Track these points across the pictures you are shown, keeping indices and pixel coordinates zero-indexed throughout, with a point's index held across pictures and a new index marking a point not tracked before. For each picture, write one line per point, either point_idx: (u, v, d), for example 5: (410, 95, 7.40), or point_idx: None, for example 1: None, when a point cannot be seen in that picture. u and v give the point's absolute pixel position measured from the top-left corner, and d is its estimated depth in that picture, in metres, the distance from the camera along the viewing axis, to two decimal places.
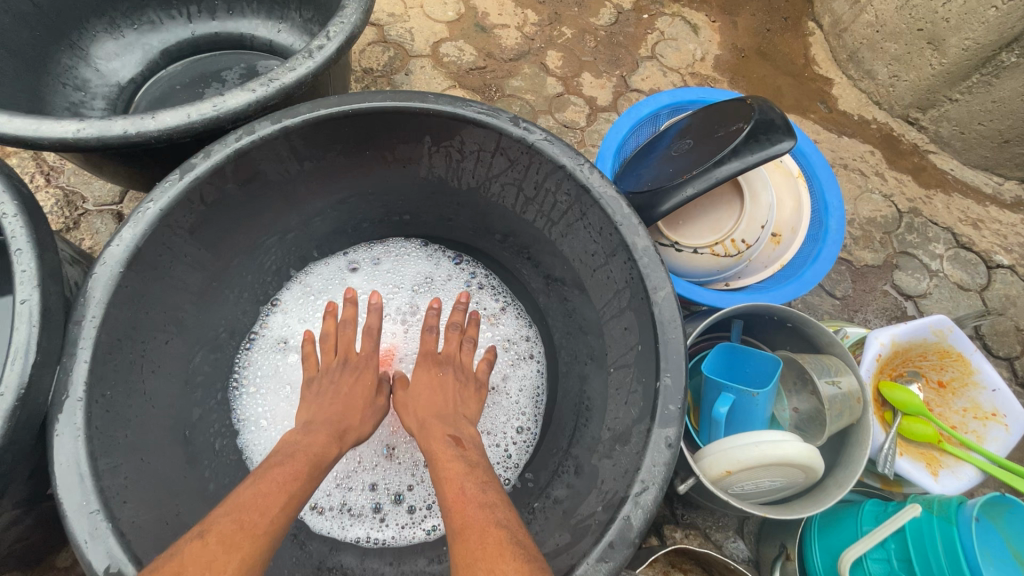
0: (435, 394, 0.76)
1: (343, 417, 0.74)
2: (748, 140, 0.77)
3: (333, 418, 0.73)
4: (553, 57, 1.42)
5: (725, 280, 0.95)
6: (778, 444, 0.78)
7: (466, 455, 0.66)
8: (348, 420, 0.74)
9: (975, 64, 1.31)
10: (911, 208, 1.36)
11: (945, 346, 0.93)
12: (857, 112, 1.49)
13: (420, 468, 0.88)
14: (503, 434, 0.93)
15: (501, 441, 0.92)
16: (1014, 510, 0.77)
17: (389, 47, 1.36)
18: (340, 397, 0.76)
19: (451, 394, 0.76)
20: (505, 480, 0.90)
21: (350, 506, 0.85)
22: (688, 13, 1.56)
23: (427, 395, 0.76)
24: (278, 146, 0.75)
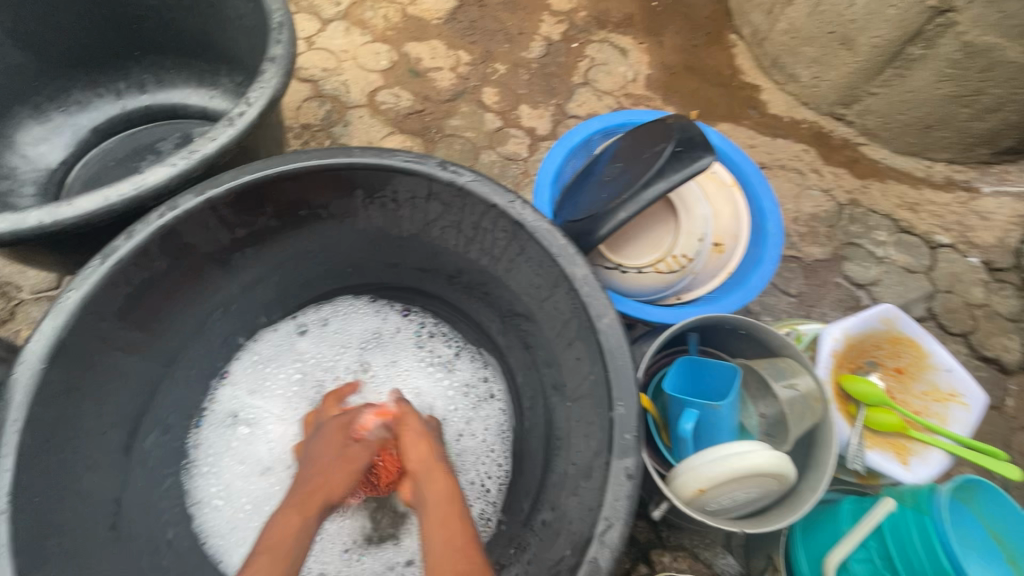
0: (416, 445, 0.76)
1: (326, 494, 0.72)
2: (670, 160, 0.79)
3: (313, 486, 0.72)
4: (489, 93, 1.45)
5: (675, 294, 0.96)
6: (745, 455, 0.78)
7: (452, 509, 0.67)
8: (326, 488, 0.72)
9: (886, 59, 1.37)
10: (850, 200, 1.40)
11: (896, 333, 0.95)
12: (787, 114, 1.55)
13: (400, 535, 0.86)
14: (474, 480, 0.91)
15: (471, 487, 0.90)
16: (986, 490, 0.77)
17: (325, 101, 1.37)
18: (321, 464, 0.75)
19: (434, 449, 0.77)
20: (485, 528, 0.87)
21: None
22: (615, 37, 1.62)
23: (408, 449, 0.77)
24: (205, 218, 0.74)
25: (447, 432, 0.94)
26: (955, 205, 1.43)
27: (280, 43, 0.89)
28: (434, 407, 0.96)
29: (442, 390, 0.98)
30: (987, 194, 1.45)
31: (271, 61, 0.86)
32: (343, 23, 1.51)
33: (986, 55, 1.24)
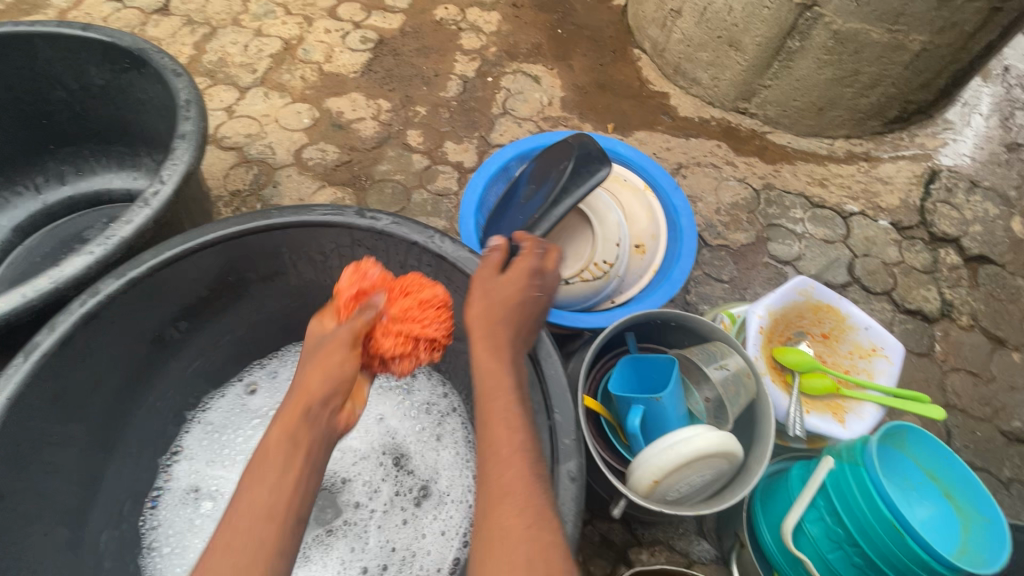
0: (507, 302, 0.67)
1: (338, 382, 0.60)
2: (571, 176, 0.85)
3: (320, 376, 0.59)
4: (413, 135, 1.50)
5: (610, 298, 1.01)
6: (690, 439, 0.82)
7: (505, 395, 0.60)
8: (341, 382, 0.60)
9: (771, 54, 1.49)
10: (764, 184, 1.50)
11: (815, 302, 1.01)
12: (696, 114, 1.66)
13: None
14: (456, 495, 0.90)
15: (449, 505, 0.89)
16: (912, 432, 0.83)
17: (252, 165, 1.39)
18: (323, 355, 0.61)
19: (509, 322, 0.66)
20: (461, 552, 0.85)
21: None
22: (526, 67, 1.71)
23: (490, 305, 0.66)
24: (130, 300, 0.75)
25: (421, 453, 0.94)
26: (859, 175, 1.54)
27: (189, 119, 0.91)
28: (401, 431, 0.96)
29: (408, 412, 0.97)
30: (886, 160, 1.57)
31: (182, 138, 0.89)
32: (261, 89, 1.54)
33: (854, 40, 1.37)
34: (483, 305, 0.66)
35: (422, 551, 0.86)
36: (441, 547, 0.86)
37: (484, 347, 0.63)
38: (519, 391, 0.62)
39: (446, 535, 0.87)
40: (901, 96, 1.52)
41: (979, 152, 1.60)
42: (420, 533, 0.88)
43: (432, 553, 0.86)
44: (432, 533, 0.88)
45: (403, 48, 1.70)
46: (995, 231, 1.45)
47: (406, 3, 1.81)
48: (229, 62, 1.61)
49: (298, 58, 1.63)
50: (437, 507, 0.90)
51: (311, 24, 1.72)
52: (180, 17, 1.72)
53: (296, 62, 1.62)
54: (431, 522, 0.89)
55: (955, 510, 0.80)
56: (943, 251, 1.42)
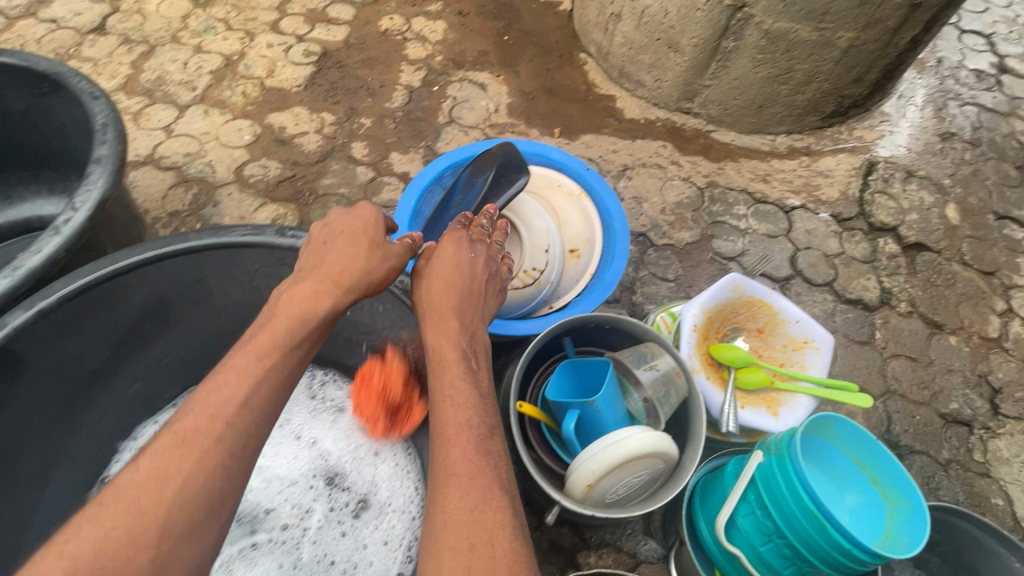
0: (456, 271, 0.78)
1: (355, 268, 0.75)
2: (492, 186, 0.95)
3: (337, 267, 0.75)
4: (358, 147, 1.49)
5: (547, 304, 1.02)
6: (621, 442, 0.82)
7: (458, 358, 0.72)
8: (357, 271, 0.75)
9: (708, 55, 1.51)
10: (708, 182, 1.53)
11: (748, 298, 1.02)
12: (641, 116, 1.68)
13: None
14: (398, 508, 0.90)
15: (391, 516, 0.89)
16: (841, 424, 0.84)
17: (191, 185, 1.37)
18: (342, 249, 0.76)
19: (454, 291, 0.76)
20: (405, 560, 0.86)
21: None
22: (473, 75, 1.71)
23: (441, 276, 0.78)
24: (41, 331, 0.74)
25: (359, 468, 0.94)
26: (800, 169, 1.58)
27: (106, 143, 0.90)
28: (338, 448, 0.96)
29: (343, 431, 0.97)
30: (826, 154, 1.61)
31: (97, 163, 0.87)
32: (201, 106, 1.52)
33: (784, 39, 1.41)
34: (430, 286, 0.77)
35: (364, 561, 0.86)
36: (384, 556, 0.86)
37: (435, 317, 0.75)
38: (468, 360, 0.72)
39: (389, 545, 0.87)
40: (836, 91, 1.56)
41: (915, 142, 1.64)
42: (361, 544, 0.88)
43: (375, 565, 0.86)
44: (374, 543, 0.88)
45: (348, 60, 1.69)
46: (931, 219, 1.50)
47: (350, 14, 1.80)
48: (168, 80, 1.58)
49: (239, 74, 1.61)
50: (378, 518, 0.90)
51: (253, 39, 1.70)
52: (117, 36, 1.68)
53: (237, 77, 1.60)
54: (373, 533, 0.89)
55: (881, 496, 0.82)
56: (882, 240, 1.45)
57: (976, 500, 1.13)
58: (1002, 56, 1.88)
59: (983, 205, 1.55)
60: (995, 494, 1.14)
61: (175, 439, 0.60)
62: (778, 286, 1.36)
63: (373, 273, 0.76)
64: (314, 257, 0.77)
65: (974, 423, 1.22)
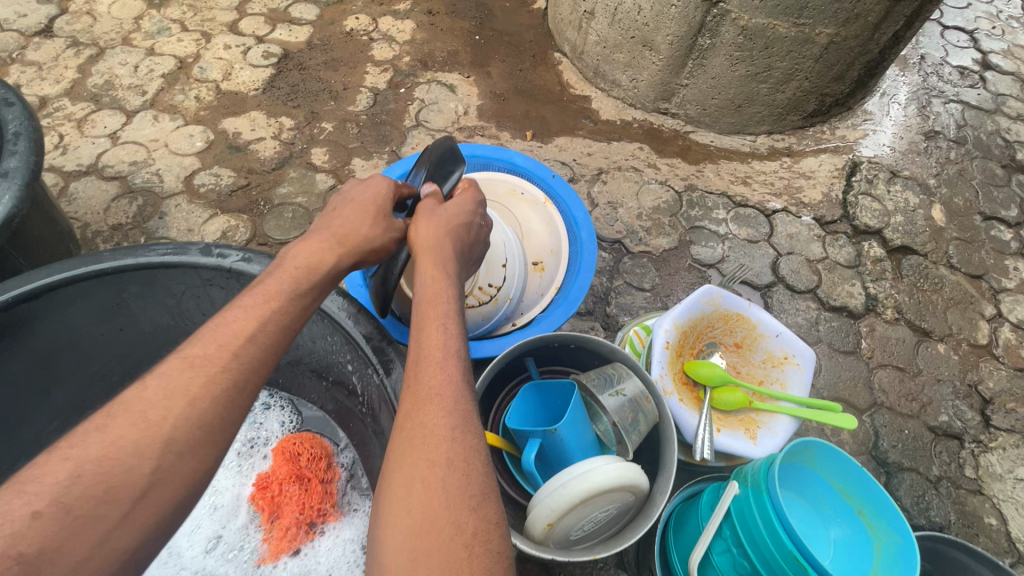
0: (444, 229, 0.76)
1: (353, 227, 0.73)
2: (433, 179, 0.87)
3: (345, 228, 0.73)
4: (318, 153, 1.41)
5: (511, 320, 0.94)
6: (586, 474, 0.75)
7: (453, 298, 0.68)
8: (364, 234, 0.74)
9: (684, 53, 1.45)
10: (687, 185, 1.46)
11: (724, 310, 0.96)
12: (618, 117, 1.61)
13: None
14: (339, 559, 0.85)
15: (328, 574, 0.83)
16: (823, 449, 0.77)
17: (136, 196, 1.28)
18: (354, 208, 0.76)
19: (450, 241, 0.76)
20: None
21: None
22: (442, 76, 1.64)
23: (427, 229, 0.75)
24: None
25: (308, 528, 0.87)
26: (781, 170, 1.52)
27: (16, 154, 0.82)
28: None
29: None
30: (809, 154, 1.55)
31: (4, 177, 0.79)
32: (151, 112, 1.44)
33: (762, 35, 1.35)
34: (427, 228, 0.75)
35: None
36: None
37: (430, 257, 0.72)
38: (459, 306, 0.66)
39: None
40: (816, 90, 1.50)
41: (898, 142, 1.59)
42: None
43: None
44: None
45: (310, 61, 1.61)
46: (916, 221, 1.44)
47: (314, 14, 1.72)
48: (117, 85, 1.50)
49: (194, 77, 1.53)
50: None
51: (210, 41, 1.62)
52: (65, 38, 1.60)
53: (191, 81, 1.52)
54: None
55: (867, 528, 0.76)
56: (867, 244, 1.40)
57: (969, 519, 1.06)
58: (986, 53, 1.83)
59: (970, 206, 1.50)
60: (988, 512, 1.08)
61: (184, 363, 0.52)
62: (759, 294, 1.30)
63: (378, 237, 0.75)
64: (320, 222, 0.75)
65: (965, 436, 1.16)
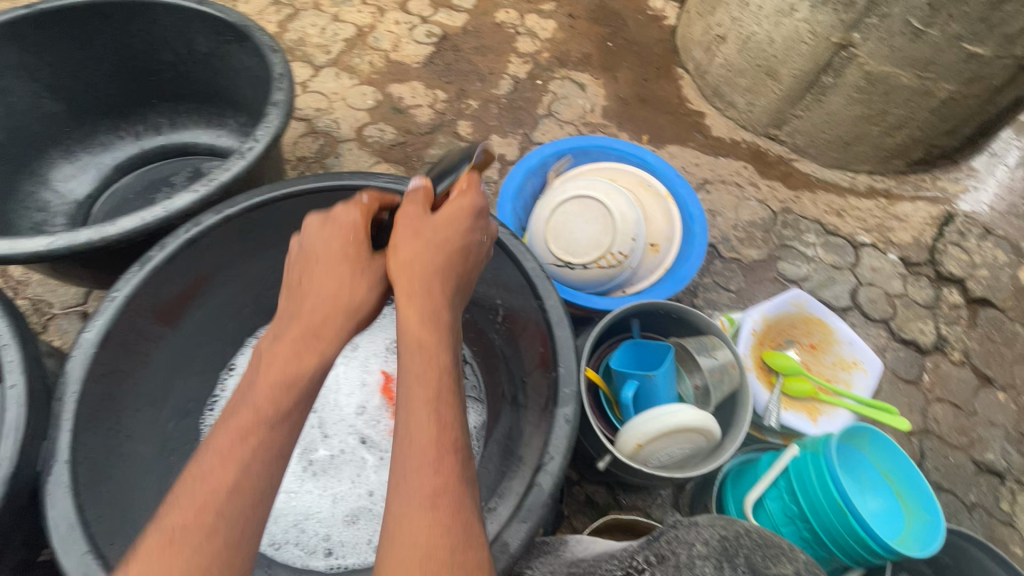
0: (424, 277, 0.71)
1: (329, 299, 0.71)
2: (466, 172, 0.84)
3: (324, 304, 0.70)
4: (463, 126, 1.64)
5: (621, 288, 1.13)
6: (674, 413, 0.94)
7: (436, 358, 0.66)
8: (342, 301, 0.71)
9: (805, 87, 1.59)
10: (783, 208, 1.60)
11: (807, 314, 1.13)
12: (728, 135, 1.76)
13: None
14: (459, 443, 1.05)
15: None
16: (874, 436, 0.94)
17: (318, 136, 1.56)
18: (323, 273, 0.72)
19: (437, 283, 0.71)
20: None
21: (303, 544, 0.93)
22: (575, 74, 1.83)
23: (403, 286, 0.70)
24: (223, 234, 0.90)
25: None
26: (876, 210, 1.63)
27: (282, 90, 1.07)
28: None
29: None
30: (905, 199, 1.65)
31: (275, 105, 1.05)
32: (333, 70, 1.71)
33: (884, 82, 1.46)
34: (400, 292, 0.70)
35: None
36: None
37: (409, 305, 0.68)
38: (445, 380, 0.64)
39: None
40: (926, 140, 1.59)
41: (999, 202, 1.66)
42: None
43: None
44: None
45: (464, 45, 1.84)
46: (1001, 278, 1.52)
47: (471, 4, 1.95)
48: (308, 42, 1.78)
49: (369, 45, 1.79)
50: None
51: (383, 15, 1.88)
52: None
53: (366, 48, 1.78)
54: None
55: (903, 507, 0.91)
56: (947, 290, 1.49)
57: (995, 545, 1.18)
58: None
59: None
60: (1015, 544, 1.19)
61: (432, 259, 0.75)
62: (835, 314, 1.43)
63: (359, 296, 0.72)
64: (295, 299, 0.72)
65: (1007, 476, 1.26)
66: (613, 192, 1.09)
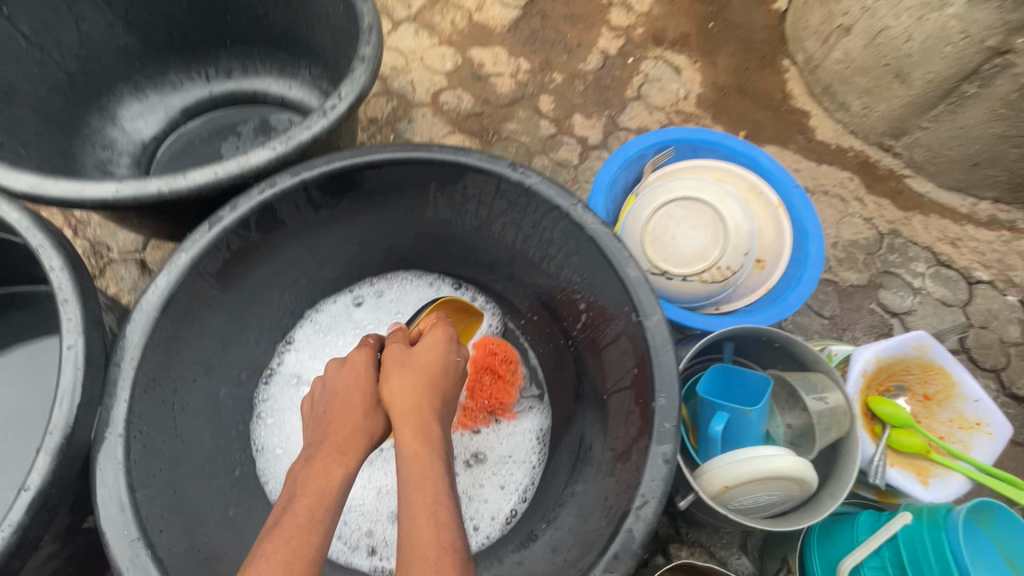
0: (415, 388, 0.74)
1: (341, 422, 0.73)
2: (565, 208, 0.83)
3: (342, 430, 0.73)
4: (545, 101, 1.51)
5: (714, 305, 1.02)
6: (771, 459, 0.83)
7: (431, 467, 0.66)
8: (356, 425, 0.74)
9: (940, 95, 1.40)
10: (891, 229, 1.43)
11: (928, 360, 0.97)
12: (834, 141, 1.58)
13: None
14: (521, 448, 0.99)
15: (508, 457, 0.98)
16: (1003, 516, 0.81)
17: (392, 97, 1.46)
18: (337, 404, 0.76)
19: (432, 399, 0.75)
20: (513, 510, 0.93)
21: (346, 540, 0.87)
22: (670, 56, 1.67)
23: (401, 393, 0.74)
24: (298, 199, 0.82)
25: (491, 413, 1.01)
26: (997, 243, 1.44)
27: (369, 44, 0.97)
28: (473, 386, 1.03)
29: None
30: None
31: (361, 60, 0.95)
32: (412, 26, 1.59)
33: None
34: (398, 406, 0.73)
35: (479, 497, 0.94)
36: (498, 498, 0.94)
37: (404, 421, 0.71)
38: (448, 483, 0.65)
39: (504, 489, 0.95)
40: None
41: None
42: (477, 483, 0.95)
43: (489, 502, 0.94)
44: (491, 486, 0.95)
45: (552, 11, 1.66)
46: None
47: None
48: None
49: None
50: (497, 466, 0.97)
51: None
52: None
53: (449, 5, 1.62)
54: (490, 477, 0.96)
55: None
56: None
57: None
58: None
59: None
60: None
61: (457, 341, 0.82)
62: None
63: (372, 423, 0.75)
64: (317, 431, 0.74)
65: None
66: (727, 198, 0.97)
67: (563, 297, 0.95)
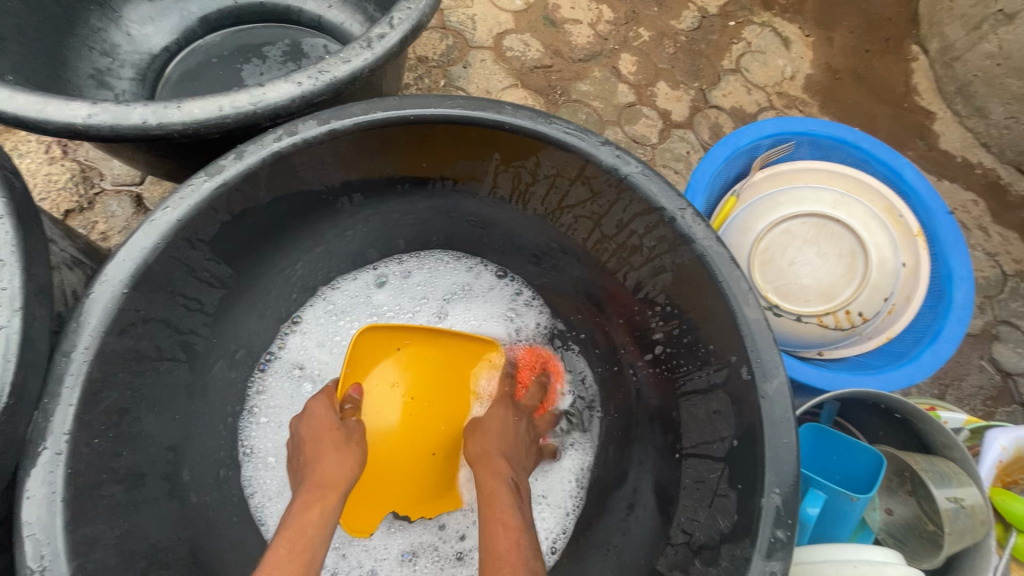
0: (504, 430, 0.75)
1: (318, 463, 0.65)
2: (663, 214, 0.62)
3: (320, 472, 0.65)
4: (626, 61, 1.27)
5: (818, 349, 0.84)
6: (879, 567, 0.63)
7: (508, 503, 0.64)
8: (341, 468, 0.66)
9: None
10: (1017, 271, 1.19)
11: None
12: (961, 153, 1.32)
13: (452, 564, 0.76)
14: (553, 485, 0.81)
15: (542, 497, 0.81)
16: None
17: (447, 34, 1.23)
18: (312, 446, 0.67)
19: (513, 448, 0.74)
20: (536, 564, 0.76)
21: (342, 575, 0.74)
22: (779, 23, 1.39)
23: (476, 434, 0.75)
24: (321, 153, 0.62)
25: None
26: None
27: None
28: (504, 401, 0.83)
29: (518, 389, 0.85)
30: None
31: None
32: None
33: None
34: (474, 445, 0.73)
35: None
36: None
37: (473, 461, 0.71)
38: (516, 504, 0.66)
39: None
40: None
41: None
42: None
43: None
44: None
45: None
46: None
47: None
48: None
49: None
50: None
51: None
52: None
53: None
54: None
55: None
56: None
57: None
58: None
59: None
60: None
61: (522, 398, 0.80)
62: None
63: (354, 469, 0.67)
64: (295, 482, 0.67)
65: None
66: (874, 233, 0.82)
67: (633, 319, 0.75)
